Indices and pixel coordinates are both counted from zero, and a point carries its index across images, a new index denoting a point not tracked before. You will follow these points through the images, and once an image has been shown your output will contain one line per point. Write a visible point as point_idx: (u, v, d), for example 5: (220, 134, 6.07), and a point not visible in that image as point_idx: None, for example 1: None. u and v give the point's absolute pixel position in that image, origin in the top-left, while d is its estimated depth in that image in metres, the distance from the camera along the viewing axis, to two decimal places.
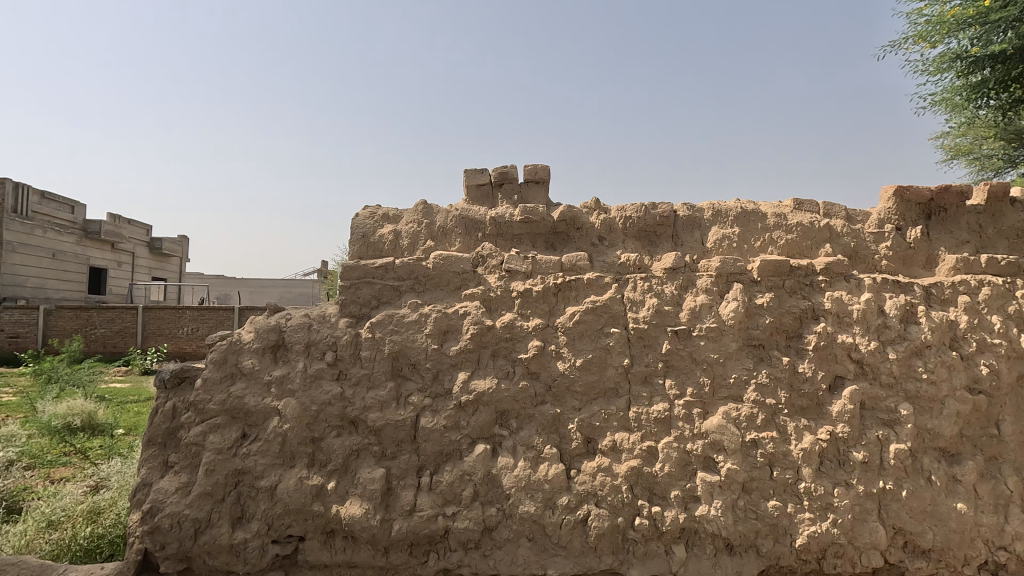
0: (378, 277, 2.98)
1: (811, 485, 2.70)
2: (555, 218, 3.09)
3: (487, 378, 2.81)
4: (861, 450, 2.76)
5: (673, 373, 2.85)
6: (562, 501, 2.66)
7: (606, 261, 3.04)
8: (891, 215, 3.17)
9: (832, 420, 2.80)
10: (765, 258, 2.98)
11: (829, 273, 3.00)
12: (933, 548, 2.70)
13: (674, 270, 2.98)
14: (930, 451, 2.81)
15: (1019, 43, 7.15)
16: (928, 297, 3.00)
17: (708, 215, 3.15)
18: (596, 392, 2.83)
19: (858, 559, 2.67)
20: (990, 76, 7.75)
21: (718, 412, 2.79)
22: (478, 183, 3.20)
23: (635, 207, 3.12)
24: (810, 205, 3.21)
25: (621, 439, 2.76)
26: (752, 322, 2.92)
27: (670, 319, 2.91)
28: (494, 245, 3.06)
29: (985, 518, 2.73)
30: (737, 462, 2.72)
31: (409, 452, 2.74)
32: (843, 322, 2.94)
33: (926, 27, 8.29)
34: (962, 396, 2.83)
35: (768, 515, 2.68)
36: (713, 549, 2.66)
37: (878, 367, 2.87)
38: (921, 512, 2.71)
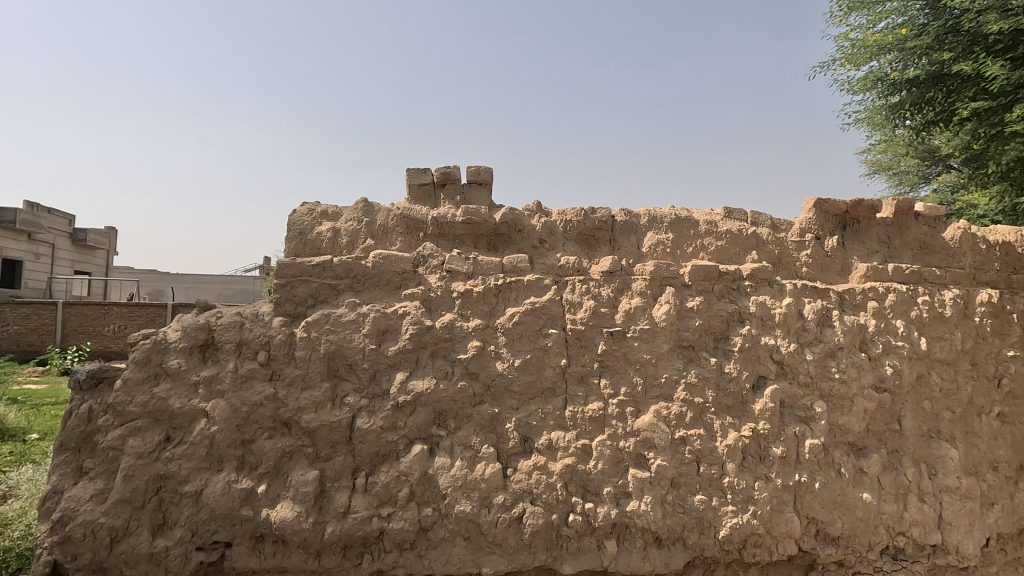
0: (315, 276, 2.92)
1: (733, 480, 2.85)
2: (496, 220, 3.12)
3: (426, 379, 2.81)
4: (779, 445, 2.93)
5: (608, 372, 2.95)
6: (497, 500, 2.70)
7: (546, 263, 3.09)
8: (812, 225, 3.38)
9: (754, 418, 2.96)
10: (696, 263, 3.12)
11: (754, 278, 3.18)
12: (841, 535, 2.91)
13: (611, 273, 3.08)
14: (841, 446, 3.02)
15: (931, 69, 7.81)
16: (842, 302, 3.22)
17: (644, 220, 3.27)
18: (534, 392, 2.88)
19: (775, 548, 2.85)
20: (906, 98, 8.38)
21: (649, 411, 2.90)
22: (420, 182, 3.18)
23: (575, 211, 3.19)
24: (740, 213, 3.37)
25: (557, 437, 2.82)
26: (683, 324, 3.05)
27: (606, 321, 3.00)
28: (435, 245, 3.06)
29: (887, 506, 2.97)
30: (666, 458, 2.84)
31: (344, 453, 2.69)
32: (767, 325, 3.11)
33: (852, 50, 8.96)
34: (869, 394, 3.06)
35: (693, 508, 2.81)
36: (642, 542, 2.77)
37: (797, 368, 3.06)
38: (831, 502, 2.92)
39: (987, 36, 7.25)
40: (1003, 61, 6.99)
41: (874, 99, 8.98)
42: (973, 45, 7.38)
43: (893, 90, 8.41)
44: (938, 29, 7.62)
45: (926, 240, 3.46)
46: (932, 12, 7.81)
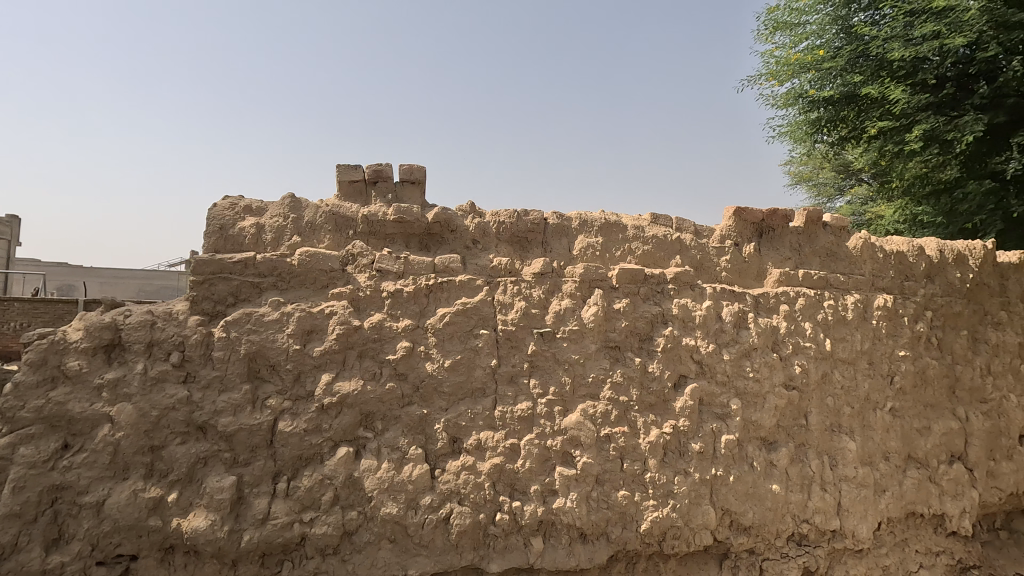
0: (236, 273, 2.79)
1: (655, 475, 2.97)
2: (429, 220, 3.10)
3: (352, 380, 2.75)
4: (698, 441, 3.08)
5: (538, 372, 2.99)
6: (424, 501, 2.68)
7: (479, 264, 3.10)
8: (731, 232, 3.57)
9: (675, 415, 3.10)
10: (624, 266, 3.23)
11: (678, 282, 3.33)
12: (752, 525, 3.10)
13: (542, 274, 3.13)
14: (754, 441, 3.21)
15: (844, 89, 8.44)
16: (757, 305, 3.43)
17: (576, 224, 3.34)
18: (463, 392, 2.88)
19: (692, 539, 2.99)
20: (823, 115, 8.99)
21: (577, 410, 2.97)
22: (351, 179, 3.11)
23: (508, 213, 3.22)
24: (665, 220, 3.51)
25: (485, 437, 2.84)
26: (610, 325, 3.15)
27: (536, 321, 3.05)
28: (366, 243, 3.00)
29: (794, 496, 3.19)
30: (592, 455, 2.92)
31: (264, 458, 2.60)
32: (688, 326, 3.26)
33: (776, 67, 9.54)
34: (780, 391, 3.28)
35: (617, 504, 2.91)
36: (568, 538, 2.83)
37: (715, 367, 3.22)
38: (744, 494, 3.10)
39: (891, 62, 7.93)
40: (904, 86, 7.68)
41: (794, 115, 9.60)
42: (879, 70, 8.05)
43: (812, 107, 9.02)
44: (850, 52, 8.31)
45: (832, 248, 3.73)
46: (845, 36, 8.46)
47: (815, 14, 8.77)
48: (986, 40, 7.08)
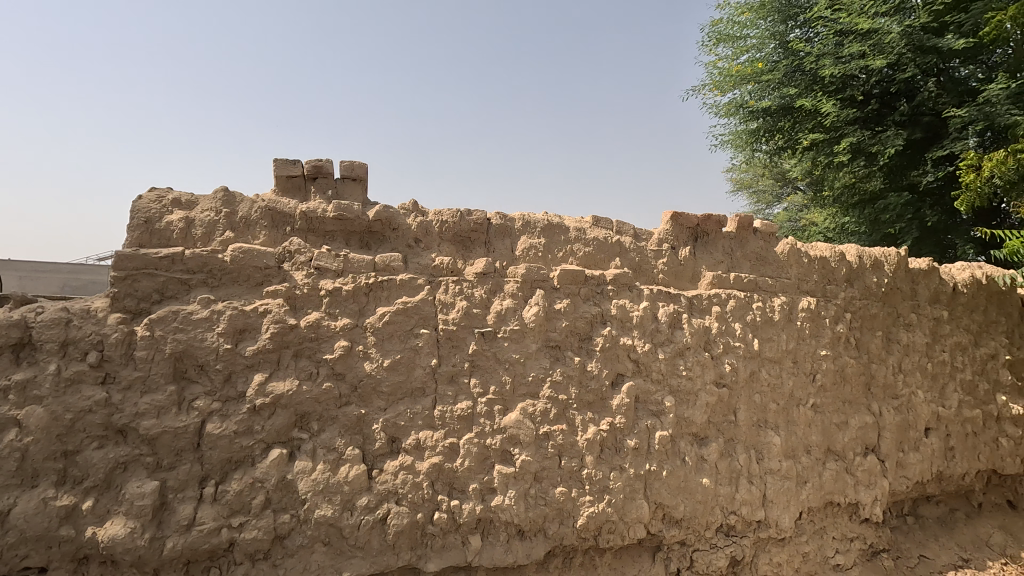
0: (162, 269, 2.66)
1: (591, 471, 3.05)
2: (370, 217, 3.05)
3: (287, 380, 2.68)
4: (633, 437, 3.19)
5: (478, 372, 3.01)
6: (361, 502, 2.65)
7: (420, 263, 3.08)
8: (669, 235, 3.70)
9: (612, 413, 3.19)
10: (565, 268, 3.29)
11: (617, 283, 3.42)
12: (683, 517, 3.23)
13: (484, 274, 3.14)
14: (686, 437, 3.35)
15: (781, 102, 8.87)
16: (692, 306, 3.57)
17: (519, 224, 3.37)
18: (403, 392, 2.86)
19: (626, 532, 3.09)
20: (762, 125, 9.39)
21: (516, 409, 3.01)
22: (288, 173, 3.01)
23: (451, 212, 3.22)
24: (606, 222, 3.60)
25: (424, 437, 2.83)
26: (551, 324, 3.20)
27: (478, 321, 3.06)
28: (303, 240, 2.93)
29: (722, 489, 3.35)
30: (530, 453, 2.96)
31: (191, 462, 2.50)
32: (626, 326, 3.36)
33: (719, 77, 9.88)
34: (711, 389, 3.43)
35: (554, 500, 2.96)
36: (505, 536, 2.87)
37: (650, 366, 3.34)
38: (676, 488, 3.22)
39: (824, 78, 8.42)
40: (834, 101, 8.18)
41: (735, 124, 9.99)
42: (813, 84, 8.52)
43: (752, 117, 9.42)
44: (786, 67, 8.73)
45: (762, 253, 3.92)
46: (782, 51, 8.89)
47: (755, 29, 9.18)
48: (905, 61, 7.69)
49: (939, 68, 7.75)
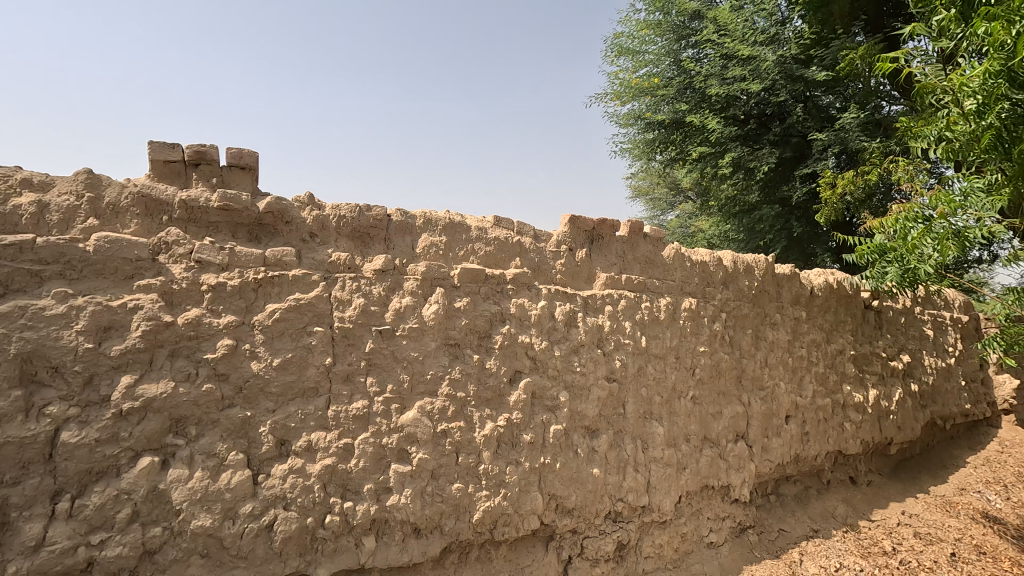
0: (7, 257, 2.31)
1: (488, 466, 3.12)
2: (259, 209, 2.89)
3: (160, 382, 2.47)
4: (529, 432, 3.30)
5: (375, 371, 2.95)
6: (244, 509, 2.51)
7: (315, 259, 2.97)
8: (566, 237, 3.85)
9: (509, 409, 3.27)
10: (465, 266, 3.32)
11: (517, 282, 3.51)
12: (575, 506, 3.40)
13: (383, 271, 3.09)
14: (579, 430, 3.52)
15: (674, 116, 9.50)
16: (586, 306, 3.75)
17: (420, 222, 3.35)
18: (294, 392, 2.75)
19: (521, 524, 3.19)
20: (657, 136, 10.01)
21: (414, 407, 3.00)
22: (165, 157, 2.75)
23: (350, 207, 3.12)
24: (507, 222, 3.66)
25: (317, 438, 2.74)
26: (450, 322, 3.22)
27: (376, 319, 3.01)
28: (183, 231, 2.71)
29: (611, 478, 3.56)
30: (428, 451, 2.97)
31: (40, 475, 2.22)
32: (524, 324, 3.46)
33: (619, 88, 10.35)
34: (602, 384, 3.63)
35: (451, 497, 2.99)
36: (401, 534, 2.85)
37: (546, 362, 3.47)
38: (569, 479, 3.39)
39: (710, 97, 9.15)
40: (719, 118, 8.95)
41: (634, 134, 10.59)
42: (702, 102, 9.24)
43: (648, 128, 10.02)
44: (679, 83, 9.36)
45: (651, 256, 4.19)
46: (676, 68, 9.54)
47: (652, 45, 9.76)
48: (779, 87, 8.60)
49: (805, 95, 8.70)
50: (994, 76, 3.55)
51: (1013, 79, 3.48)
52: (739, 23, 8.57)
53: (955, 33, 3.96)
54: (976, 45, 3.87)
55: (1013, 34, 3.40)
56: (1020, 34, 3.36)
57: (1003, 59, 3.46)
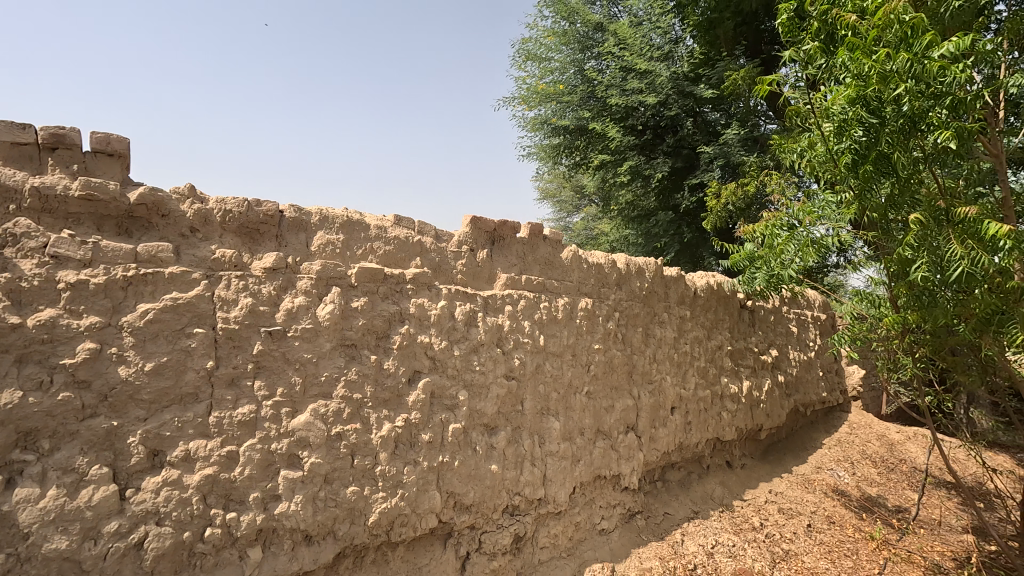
0: None
1: (384, 468, 3.09)
2: (130, 201, 2.65)
3: (4, 392, 2.19)
4: (428, 431, 3.31)
5: (264, 374, 2.82)
6: (109, 527, 2.30)
7: (197, 256, 2.78)
8: (467, 238, 3.90)
9: (408, 409, 3.26)
10: (363, 266, 3.26)
11: (416, 282, 3.50)
12: (473, 503, 3.46)
13: (274, 270, 2.96)
14: (478, 427, 3.59)
15: (578, 122, 9.88)
16: (487, 306, 3.82)
17: (315, 218, 3.23)
18: (170, 398, 2.55)
19: (419, 524, 3.19)
20: (562, 142, 10.37)
21: (306, 410, 2.90)
22: (14, 139, 2.44)
23: (237, 201, 2.95)
24: (408, 222, 3.64)
25: (196, 447, 2.57)
26: (347, 323, 3.15)
27: (265, 319, 2.87)
28: (36, 221, 2.42)
29: (509, 473, 3.67)
30: (321, 455, 2.89)
31: None
32: (424, 324, 3.46)
33: (527, 93, 10.60)
34: (501, 382, 3.73)
35: (345, 500, 2.93)
36: (290, 543, 2.75)
37: (446, 362, 3.50)
38: (467, 476, 3.44)
39: (611, 106, 9.61)
40: (619, 128, 9.45)
41: (541, 139, 10.89)
42: (603, 111, 9.69)
43: (554, 133, 10.34)
44: (583, 92, 9.75)
45: (550, 258, 4.36)
46: (580, 77, 9.93)
47: (558, 53, 10.09)
48: (672, 101, 9.23)
49: (695, 111, 9.39)
50: (853, 102, 4.00)
51: (868, 105, 3.94)
52: (638, 39, 9.10)
53: (818, 63, 4.43)
54: (835, 75, 4.36)
55: (869, 65, 3.84)
56: (874, 67, 3.80)
57: (860, 87, 3.90)
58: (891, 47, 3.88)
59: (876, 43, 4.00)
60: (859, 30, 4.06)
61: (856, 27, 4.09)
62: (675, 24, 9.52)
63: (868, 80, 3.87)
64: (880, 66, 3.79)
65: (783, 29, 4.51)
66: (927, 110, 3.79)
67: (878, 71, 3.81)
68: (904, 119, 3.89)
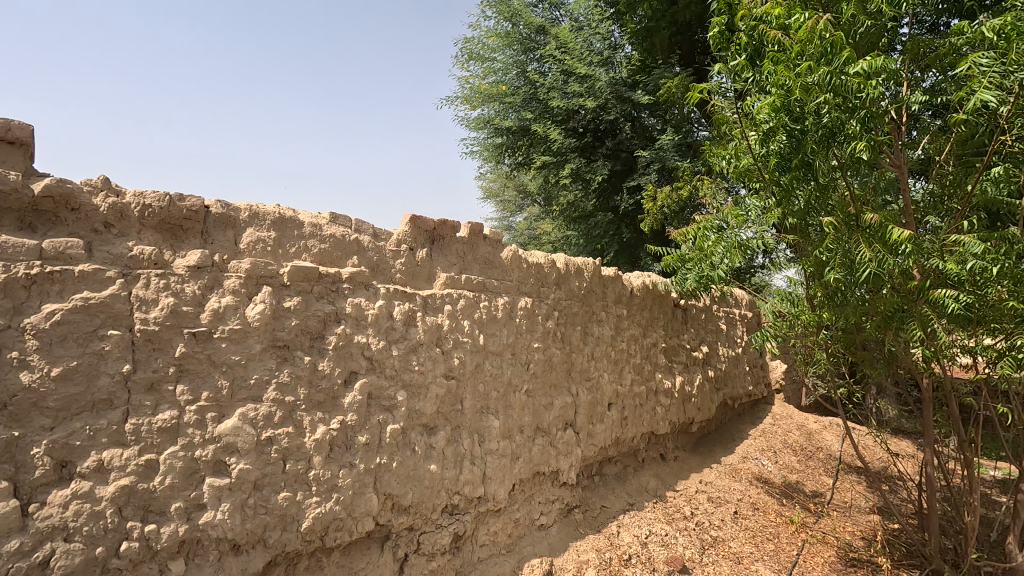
0: None
1: (319, 472, 3.01)
2: (34, 192, 2.44)
3: None
4: (364, 433, 3.25)
5: (187, 378, 2.68)
6: (9, 547, 2.11)
7: (112, 253, 2.60)
8: (407, 237, 3.85)
9: (343, 411, 3.19)
10: (296, 265, 3.16)
11: (353, 281, 3.43)
12: (411, 504, 3.43)
13: (199, 268, 2.83)
14: (417, 428, 3.56)
15: (520, 123, 9.96)
16: (426, 305, 3.80)
17: (245, 215, 3.10)
18: (80, 405, 2.38)
19: (355, 528, 3.13)
20: (505, 142, 10.42)
21: (234, 414, 2.78)
22: None
23: (158, 195, 2.78)
24: (345, 220, 3.56)
25: (110, 456, 2.41)
26: (278, 323, 3.04)
27: (189, 320, 2.73)
28: None
29: (448, 472, 3.66)
30: (250, 461, 2.78)
31: None
32: (361, 324, 3.40)
33: (469, 92, 10.57)
34: (440, 381, 3.72)
35: (277, 507, 2.83)
36: (216, 553, 2.64)
37: (384, 362, 3.45)
38: (405, 477, 3.41)
39: (553, 108, 9.76)
40: (560, 130, 9.61)
41: (483, 138, 10.90)
42: (545, 112, 9.82)
43: (497, 133, 10.37)
44: (526, 93, 9.84)
45: (490, 258, 4.38)
46: (523, 78, 10.02)
47: (501, 54, 10.14)
48: (612, 105, 9.48)
49: (633, 115, 9.68)
50: (777, 110, 4.24)
51: (791, 114, 4.19)
52: (579, 43, 9.29)
53: (745, 75, 4.68)
54: (761, 86, 4.62)
55: (792, 78, 4.09)
56: (797, 79, 4.06)
57: (783, 96, 4.14)
58: (813, 61, 4.15)
59: (799, 57, 4.27)
60: (784, 44, 4.32)
61: (780, 41, 4.35)
62: (613, 30, 9.78)
63: (790, 91, 4.11)
64: (802, 79, 4.04)
65: (713, 41, 4.73)
66: (844, 122, 4.09)
67: (800, 84, 4.06)
68: (823, 129, 4.16)
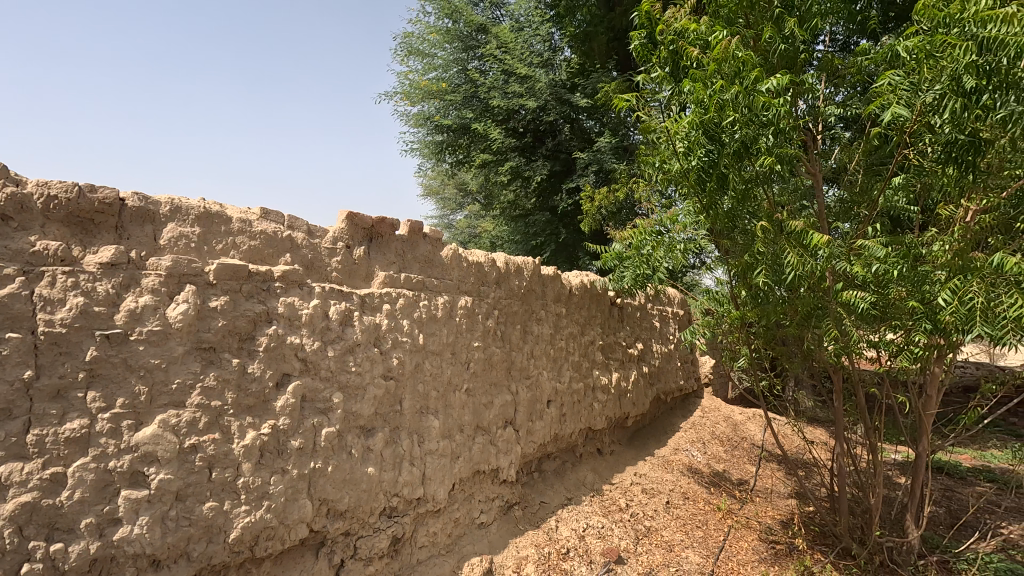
0: None
1: (249, 479, 2.88)
2: None
3: None
4: (298, 437, 3.14)
5: (99, 384, 2.48)
6: None
7: (11, 248, 2.37)
8: (343, 234, 3.75)
9: (275, 415, 3.07)
10: (223, 262, 3.00)
11: (286, 280, 3.29)
12: (348, 508, 3.35)
13: (112, 266, 2.63)
14: (354, 430, 3.47)
15: (460, 121, 9.89)
16: (363, 305, 3.70)
17: (165, 209, 2.91)
18: None
19: (287, 536, 3.02)
20: (445, 139, 10.37)
21: (153, 422, 2.61)
22: None
23: (66, 187, 2.56)
24: (276, 216, 3.42)
25: (9, 471, 2.20)
26: (203, 324, 2.88)
27: (101, 321, 2.53)
28: None
29: (386, 474, 3.60)
30: (171, 471, 2.62)
31: None
32: (294, 324, 3.28)
33: (409, 87, 10.37)
34: (378, 382, 3.65)
35: (202, 517, 2.68)
36: (134, 570, 2.47)
37: (319, 363, 3.34)
38: (341, 481, 3.32)
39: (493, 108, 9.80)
40: (500, 129, 9.66)
41: (423, 135, 10.74)
42: (485, 111, 9.82)
43: (437, 131, 10.30)
44: (466, 91, 9.81)
45: (430, 256, 4.33)
46: (463, 77, 9.98)
47: (441, 50, 10.09)
48: (551, 107, 9.61)
49: (571, 118, 9.84)
50: (695, 128, 4.45)
51: (706, 132, 4.43)
52: (518, 44, 9.37)
53: (665, 87, 4.88)
54: (680, 100, 4.82)
55: (709, 95, 4.31)
56: (713, 97, 4.28)
57: (701, 114, 4.37)
58: (727, 79, 4.42)
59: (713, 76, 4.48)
60: (702, 62, 4.54)
61: (697, 59, 4.57)
62: (554, 33, 10.01)
63: (707, 109, 4.35)
64: (717, 97, 4.28)
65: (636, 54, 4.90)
66: (757, 137, 4.36)
67: (715, 102, 4.30)
68: (737, 143, 4.42)
